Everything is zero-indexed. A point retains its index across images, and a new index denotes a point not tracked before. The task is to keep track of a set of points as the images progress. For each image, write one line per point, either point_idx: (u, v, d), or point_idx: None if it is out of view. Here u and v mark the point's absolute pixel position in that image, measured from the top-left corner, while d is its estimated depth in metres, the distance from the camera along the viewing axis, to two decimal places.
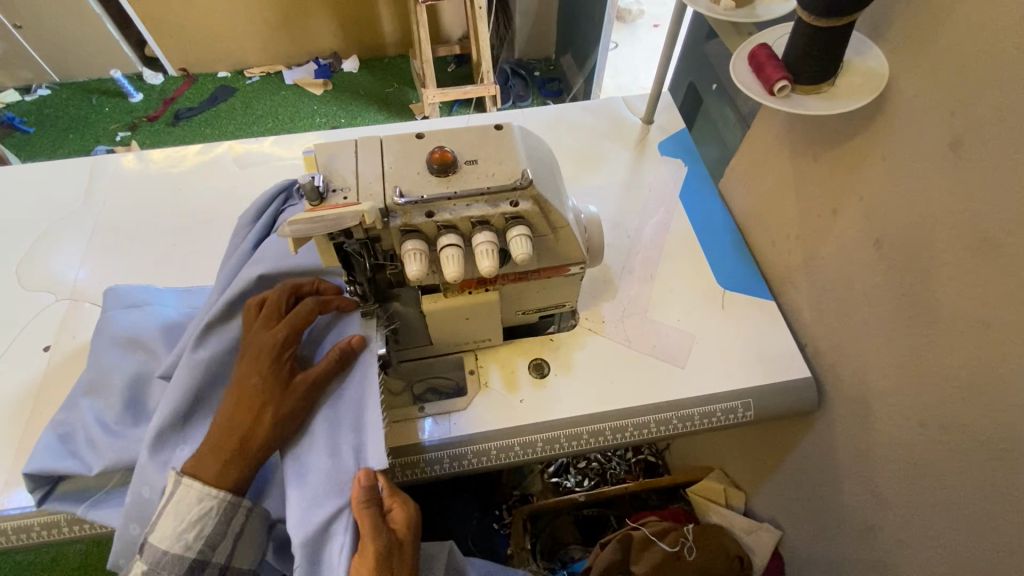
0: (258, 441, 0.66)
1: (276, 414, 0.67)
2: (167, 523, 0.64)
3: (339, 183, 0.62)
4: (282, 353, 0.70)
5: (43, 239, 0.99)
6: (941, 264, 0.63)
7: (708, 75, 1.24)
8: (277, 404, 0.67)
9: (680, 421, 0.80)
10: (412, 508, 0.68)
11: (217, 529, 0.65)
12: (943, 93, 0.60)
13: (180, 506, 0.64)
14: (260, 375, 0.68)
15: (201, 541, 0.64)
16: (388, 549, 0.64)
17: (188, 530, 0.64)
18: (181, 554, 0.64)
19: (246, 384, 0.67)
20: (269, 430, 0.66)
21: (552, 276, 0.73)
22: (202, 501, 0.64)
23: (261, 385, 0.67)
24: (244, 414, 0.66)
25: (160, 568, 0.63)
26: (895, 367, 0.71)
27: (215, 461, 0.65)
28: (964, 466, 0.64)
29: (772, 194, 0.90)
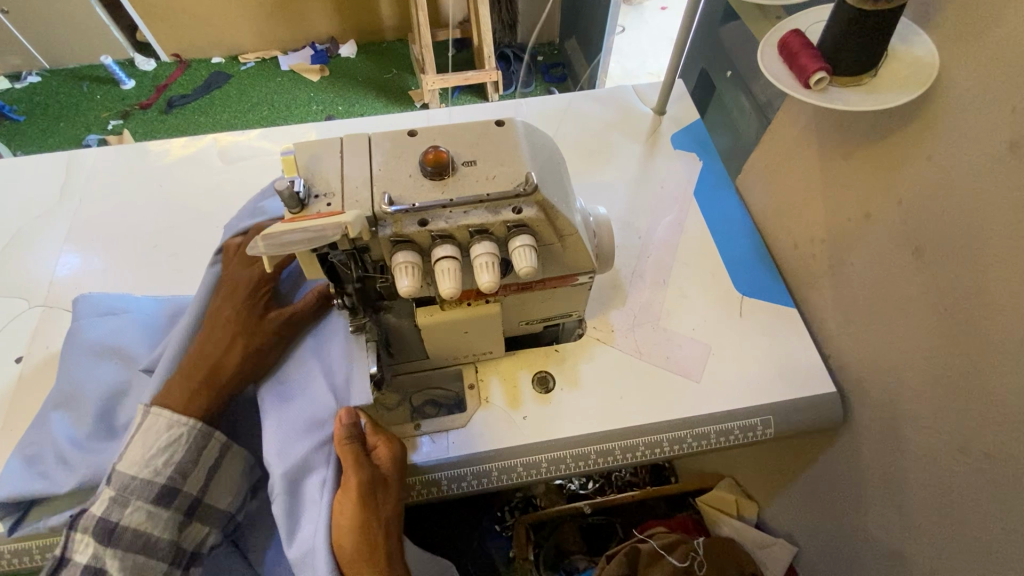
0: (229, 371, 0.67)
1: (248, 346, 0.68)
2: (135, 450, 0.62)
3: (322, 187, 0.56)
4: (259, 288, 0.72)
5: (17, 241, 0.93)
6: (990, 278, 0.57)
7: (723, 61, 1.16)
8: (250, 336, 0.69)
9: (694, 440, 0.75)
10: (398, 448, 0.66)
11: (188, 457, 0.64)
12: (1005, 86, 0.53)
13: (149, 434, 0.63)
14: (236, 310, 0.70)
15: (171, 468, 0.63)
16: (373, 483, 0.63)
17: (158, 457, 0.63)
18: (150, 480, 0.62)
19: (222, 316, 0.70)
20: (240, 360, 0.68)
21: (559, 286, 0.67)
22: (172, 428, 0.64)
23: (236, 316, 0.69)
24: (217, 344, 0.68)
25: (128, 494, 0.61)
26: (931, 387, 0.65)
27: (185, 389, 0.66)
28: (1009, 498, 0.59)
29: (795, 193, 0.83)
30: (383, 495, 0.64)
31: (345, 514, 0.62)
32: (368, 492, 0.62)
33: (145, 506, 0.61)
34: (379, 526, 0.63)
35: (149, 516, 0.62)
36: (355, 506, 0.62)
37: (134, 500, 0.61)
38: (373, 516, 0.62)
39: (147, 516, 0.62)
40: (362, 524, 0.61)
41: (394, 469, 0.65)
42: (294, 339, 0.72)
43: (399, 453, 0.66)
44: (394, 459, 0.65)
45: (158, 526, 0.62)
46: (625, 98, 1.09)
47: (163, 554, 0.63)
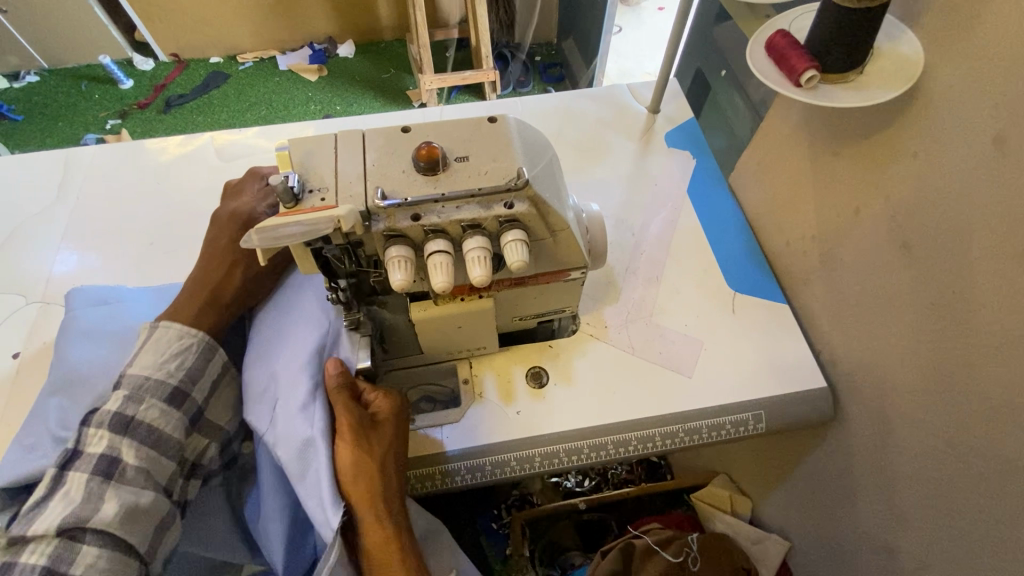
0: (232, 291, 0.73)
1: (248, 271, 0.75)
2: (148, 355, 0.64)
3: (317, 183, 0.56)
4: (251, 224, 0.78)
5: (15, 238, 0.94)
6: (976, 273, 0.57)
7: (717, 60, 1.17)
8: (249, 263, 0.75)
9: (687, 434, 0.76)
10: (395, 398, 0.68)
11: (197, 365, 0.67)
12: (988, 84, 0.54)
13: (160, 342, 0.66)
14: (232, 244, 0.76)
15: (183, 373, 0.65)
16: (366, 424, 0.65)
17: (170, 360, 0.65)
18: (163, 381, 0.64)
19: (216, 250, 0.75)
20: (242, 283, 0.74)
21: (551, 281, 0.68)
22: (182, 338, 0.66)
23: (233, 245, 0.75)
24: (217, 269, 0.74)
25: (143, 392, 0.62)
26: (920, 382, 0.66)
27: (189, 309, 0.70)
28: (994, 490, 0.59)
29: (787, 190, 0.84)
30: (379, 437, 0.65)
31: (340, 454, 0.63)
32: (360, 431, 0.64)
33: (162, 402, 0.63)
34: (375, 465, 0.63)
35: (166, 411, 0.63)
36: (348, 444, 0.63)
37: (149, 397, 0.62)
38: (368, 454, 0.63)
39: (161, 415, 0.62)
40: (359, 462, 0.62)
41: (389, 412, 0.66)
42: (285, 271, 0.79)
43: (394, 399, 0.68)
44: (388, 403, 0.67)
45: (170, 425, 0.63)
46: (619, 96, 1.09)
47: (172, 454, 0.63)
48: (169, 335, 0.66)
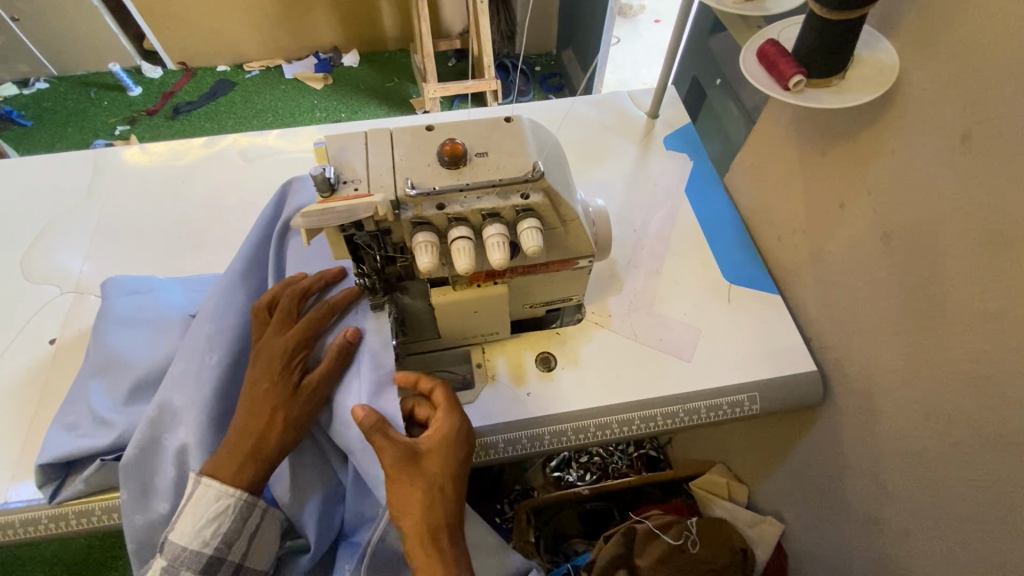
0: (273, 444, 0.64)
1: (288, 419, 0.65)
2: (187, 519, 0.63)
3: (350, 175, 0.62)
4: (295, 356, 0.68)
5: (46, 232, 0.98)
6: (948, 257, 0.63)
7: (712, 69, 1.24)
8: (291, 406, 0.66)
9: (687, 414, 0.81)
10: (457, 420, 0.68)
11: (233, 527, 0.64)
12: (955, 87, 0.60)
13: (198, 505, 0.63)
14: (293, 340, 0.69)
15: (218, 538, 0.63)
16: (410, 457, 0.63)
17: (207, 527, 0.63)
18: (200, 550, 0.63)
19: (274, 348, 0.68)
20: (285, 430, 0.65)
21: (561, 269, 0.74)
22: (219, 499, 0.63)
23: (273, 390, 0.65)
24: (259, 415, 0.65)
25: (180, 563, 0.62)
26: (900, 361, 0.72)
27: (253, 427, 0.64)
28: (969, 458, 0.65)
29: (779, 188, 0.90)
30: (427, 467, 0.64)
31: (393, 489, 0.63)
32: (405, 466, 0.63)
33: (217, 487, 0.63)
34: (425, 497, 0.63)
35: (215, 512, 0.63)
36: (397, 479, 0.63)
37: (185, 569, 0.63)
38: (416, 488, 0.63)
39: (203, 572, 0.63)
40: (405, 495, 0.62)
41: (442, 440, 0.65)
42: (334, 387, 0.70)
43: (450, 424, 0.67)
44: (444, 429, 0.66)
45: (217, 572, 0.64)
46: (620, 103, 1.16)
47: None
48: (209, 340, 0.71)
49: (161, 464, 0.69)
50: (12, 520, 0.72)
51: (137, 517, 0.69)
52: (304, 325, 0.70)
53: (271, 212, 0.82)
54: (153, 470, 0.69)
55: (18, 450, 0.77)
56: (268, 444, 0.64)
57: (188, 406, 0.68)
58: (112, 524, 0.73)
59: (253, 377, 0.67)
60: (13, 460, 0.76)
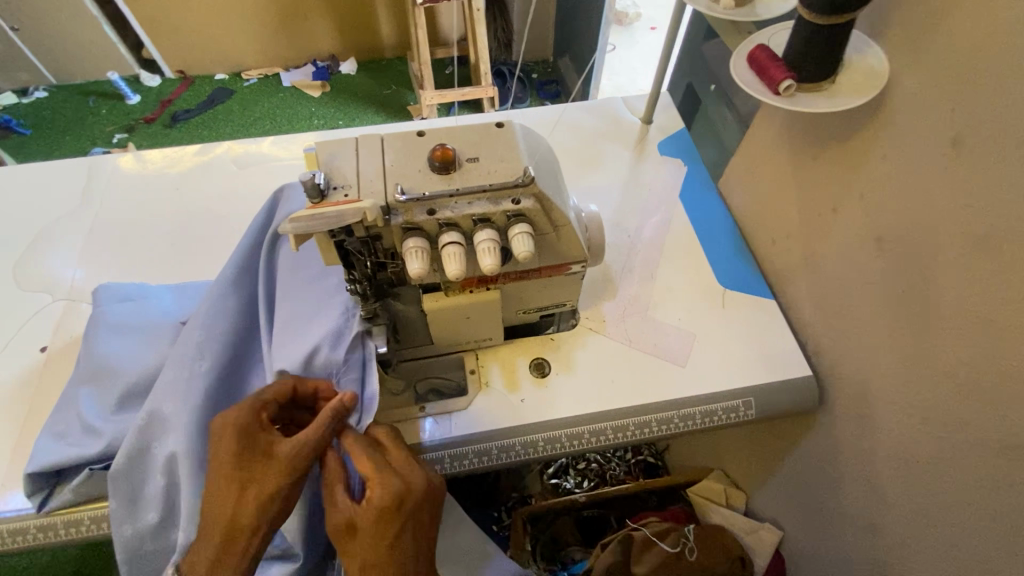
0: (246, 525, 0.58)
1: (258, 497, 0.58)
2: None
3: (340, 181, 0.61)
4: (259, 432, 0.60)
5: (39, 240, 0.98)
6: (940, 262, 0.63)
7: (706, 75, 1.24)
8: (260, 486, 0.58)
9: (681, 420, 0.80)
10: (391, 488, 0.58)
11: None
12: (944, 90, 0.60)
13: None
14: (253, 407, 0.61)
15: None
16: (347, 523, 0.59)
17: None
18: None
19: (230, 418, 0.59)
20: (257, 510, 0.58)
21: (554, 274, 0.73)
22: None
23: (236, 471, 0.58)
24: (226, 496, 0.58)
25: None
26: (895, 365, 0.71)
27: (223, 509, 0.58)
28: (965, 463, 0.64)
29: (772, 192, 0.90)
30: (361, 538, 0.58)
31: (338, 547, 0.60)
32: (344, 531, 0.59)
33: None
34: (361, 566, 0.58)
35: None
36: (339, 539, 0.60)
37: None
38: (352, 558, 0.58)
39: None
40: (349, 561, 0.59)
41: (374, 510, 0.57)
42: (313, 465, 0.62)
43: (385, 491, 0.58)
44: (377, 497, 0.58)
45: None
46: (614, 109, 1.16)
47: None
48: (199, 347, 0.71)
49: (149, 475, 0.68)
50: (0, 530, 0.72)
51: (125, 527, 0.68)
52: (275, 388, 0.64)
53: (263, 221, 0.81)
54: (142, 480, 0.68)
55: (7, 459, 0.76)
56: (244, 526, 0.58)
57: (175, 414, 0.67)
58: (101, 535, 0.72)
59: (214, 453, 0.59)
60: (2, 470, 0.75)
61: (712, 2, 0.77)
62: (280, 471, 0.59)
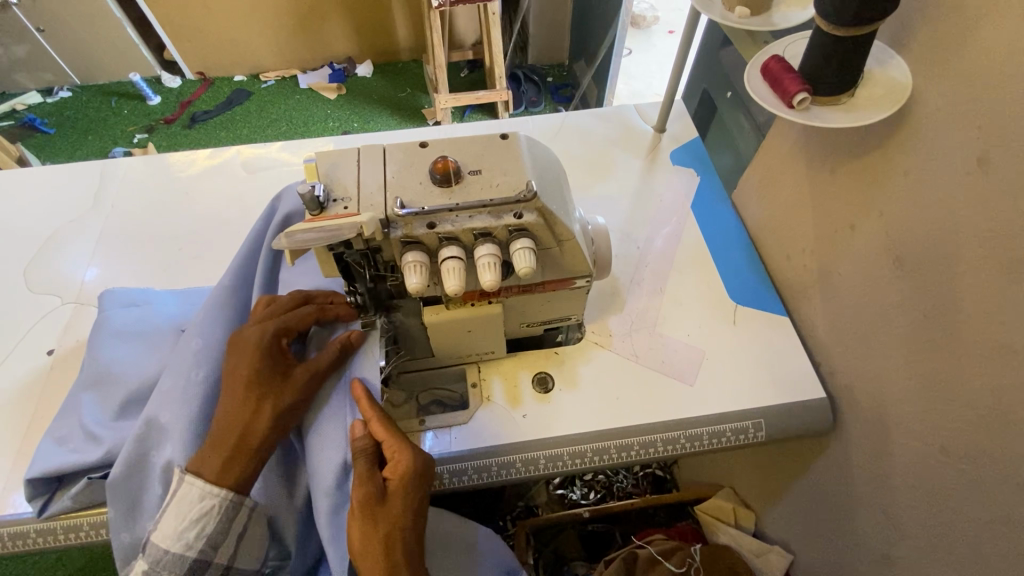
0: (258, 436, 0.63)
1: (275, 410, 0.65)
2: (171, 520, 0.61)
3: (340, 193, 0.61)
4: (275, 346, 0.68)
5: (52, 242, 0.99)
6: (963, 286, 0.60)
7: (721, 82, 1.21)
8: (278, 397, 0.65)
9: (688, 441, 0.78)
10: (410, 457, 0.65)
11: (218, 529, 0.62)
12: (970, 106, 0.57)
13: (183, 504, 0.61)
14: (274, 329, 0.68)
15: (202, 541, 0.62)
16: (376, 497, 0.63)
17: (190, 529, 0.61)
18: (182, 553, 0.61)
19: (250, 335, 0.67)
20: (269, 423, 0.64)
21: (558, 289, 0.72)
22: (204, 499, 0.61)
23: (254, 380, 0.65)
24: (242, 407, 0.64)
25: (161, 567, 0.61)
26: (912, 391, 0.68)
27: (237, 420, 0.63)
28: (987, 498, 0.60)
29: (787, 206, 0.87)
30: (389, 508, 0.64)
31: (354, 528, 0.62)
32: (370, 505, 0.62)
33: (202, 487, 0.61)
34: (384, 536, 0.62)
35: (198, 511, 0.61)
36: (358, 519, 0.62)
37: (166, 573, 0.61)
38: (375, 528, 0.62)
39: None
40: (369, 537, 0.62)
41: (401, 476, 0.64)
42: (321, 392, 0.70)
43: (409, 462, 0.65)
44: (402, 467, 0.64)
45: None
46: (626, 115, 1.14)
47: None
48: (196, 355, 0.70)
49: (148, 480, 0.68)
50: (2, 533, 0.72)
51: (124, 534, 0.68)
52: (298, 317, 0.70)
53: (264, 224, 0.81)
54: (140, 488, 0.68)
55: (11, 461, 0.77)
56: (254, 439, 0.63)
57: (171, 425, 0.66)
58: (100, 541, 0.73)
59: (232, 365, 0.66)
60: (5, 474, 0.76)
61: (726, 11, 0.75)
62: (295, 390, 0.66)
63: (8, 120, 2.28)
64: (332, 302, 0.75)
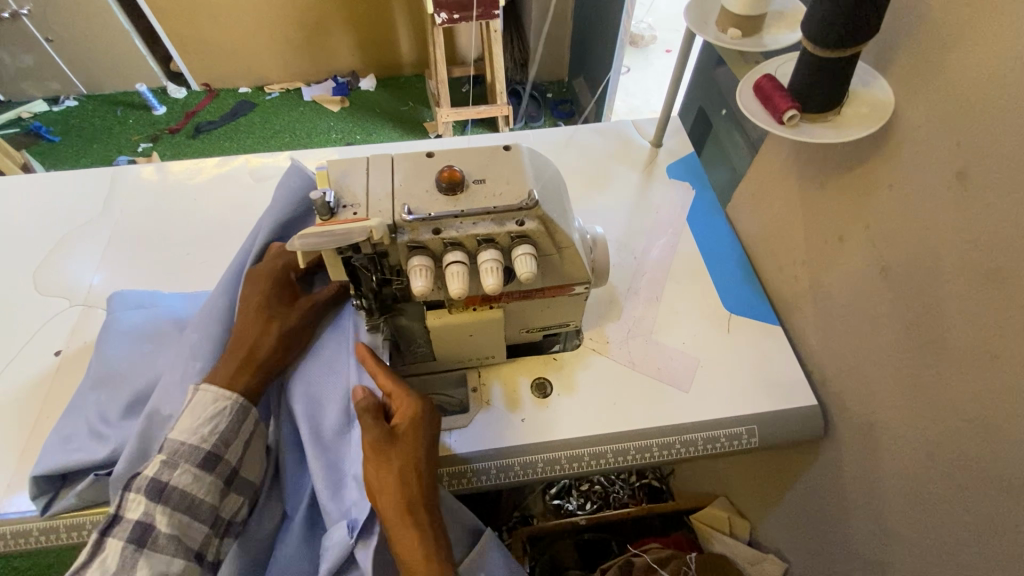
0: (268, 346, 0.71)
1: (282, 327, 0.72)
2: (186, 419, 0.66)
3: (350, 200, 0.63)
4: (283, 276, 0.76)
5: (61, 246, 1.01)
6: (946, 295, 0.62)
7: (716, 100, 1.25)
8: (284, 318, 0.73)
9: (683, 445, 0.80)
10: (415, 403, 0.69)
11: (230, 428, 0.67)
12: (949, 125, 0.60)
13: (198, 404, 0.66)
14: (283, 262, 0.76)
15: (216, 437, 0.66)
16: (384, 441, 0.65)
17: (205, 425, 0.65)
18: (198, 446, 0.65)
19: (263, 265, 0.76)
20: (276, 338, 0.71)
21: (556, 295, 0.74)
22: (218, 401, 0.67)
23: (265, 301, 0.73)
24: (254, 323, 0.72)
25: (178, 457, 0.64)
26: (899, 397, 0.70)
27: (248, 333, 0.71)
28: (973, 501, 0.62)
29: (779, 219, 0.90)
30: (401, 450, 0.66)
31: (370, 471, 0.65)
32: (382, 448, 0.65)
33: (215, 391, 0.67)
34: (399, 475, 0.64)
35: (212, 411, 0.66)
36: (373, 462, 0.65)
37: (183, 463, 0.64)
38: (390, 466, 0.65)
39: (193, 480, 0.64)
40: (384, 476, 0.64)
41: (410, 422, 0.67)
42: (322, 323, 0.78)
43: (415, 406, 0.68)
44: (409, 412, 0.68)
45: (202, 489, 0.64)
46: (623, 131, 1.17)
47: (205, 515, 0.64)
48: (193, 351, 0.72)
49: None
50: (6, 531, 0.73)
51: None
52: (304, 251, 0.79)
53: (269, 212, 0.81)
54: None
55: (16, 462, 0.78)
56: (261, 352, 0.70)
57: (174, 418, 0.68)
58: None
59: (245, 292, 0.74)
60: (10, 473, 0.77)
61: (720, 33, 0.79)
62: (300, 313, 0.75)
63: (13, 127, 2.31)
64: None
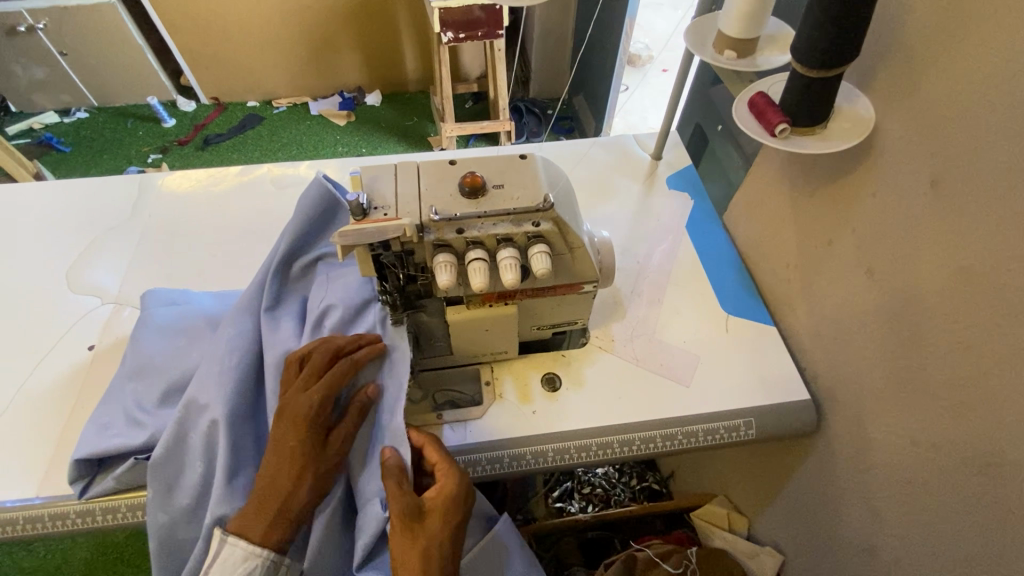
0: (300, 501, 0.68)
1: (315, 476, 0.69)
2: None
3: (380, 202, 0.69)
4: (320, 413, 0.71)
5: (91, 248, 1.06)
6: (925, 291, 0.68)
7: (712, 116, 1.33)
8: (318, 463, 0.70)
9: (685, 436, 0.85)
10: (455, 481, 0.72)
11: None
12: (924, 138, 0.67)
13: (227, 564, 0.67)
14: (317, 399, 0.71)
15: None
16: (413, 512, 0.68)
17: None
18: None
19: (299, 406, 0.70)
20: (311, 490, 0.69)
21: (567, 293, 0.80)
22: (247, 560, 0.67)
23: (298, 450, 0.69)
24: (284, 480, 0.68)
25: None
26: (885, 388, 0.76)
27: (279, 487, 0.68)
28: (952, 482, 0.67)
29: (772, 226, 0.97)
30: (427, 524, 0.69)
31: (396, 541, 0.68)
32: (409, 521, 0.68)
33: (245, 548, 0.67)
34: (422, 551, 0.67)
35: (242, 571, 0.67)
36: (400, 533, 0.68)
37: None
38: (414, 543, 0.67)
39: None
40: (409, 552, 0.67)
41: (443, 498, 0.70)
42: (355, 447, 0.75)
43: (452, 483, 0.72)
44: (446, 488, 0.71)
45: None
46: (625, 144, 1.24)
47: None
48: (229, 343, 0.77)
49: (185, 462, 0.74)
50: (44, 513, 0.76)
51: (162, 515, 0.73)
52: (336, 378, 0.73)
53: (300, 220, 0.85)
54: (180, 468, 0.74)
55: (53, 449, 0.82)
56: (296, 502, 0.68)
57: (214, 404, 0.73)
58: (137, 522, 0.77)
59: (278, 434, 0.70)
60: (47, 458, 0.81)
61: (716, 54, 0.86)
62: (335, 452, 0.71)
63: (25, 138, 2.37)
64: (361, 344, 0.78)
